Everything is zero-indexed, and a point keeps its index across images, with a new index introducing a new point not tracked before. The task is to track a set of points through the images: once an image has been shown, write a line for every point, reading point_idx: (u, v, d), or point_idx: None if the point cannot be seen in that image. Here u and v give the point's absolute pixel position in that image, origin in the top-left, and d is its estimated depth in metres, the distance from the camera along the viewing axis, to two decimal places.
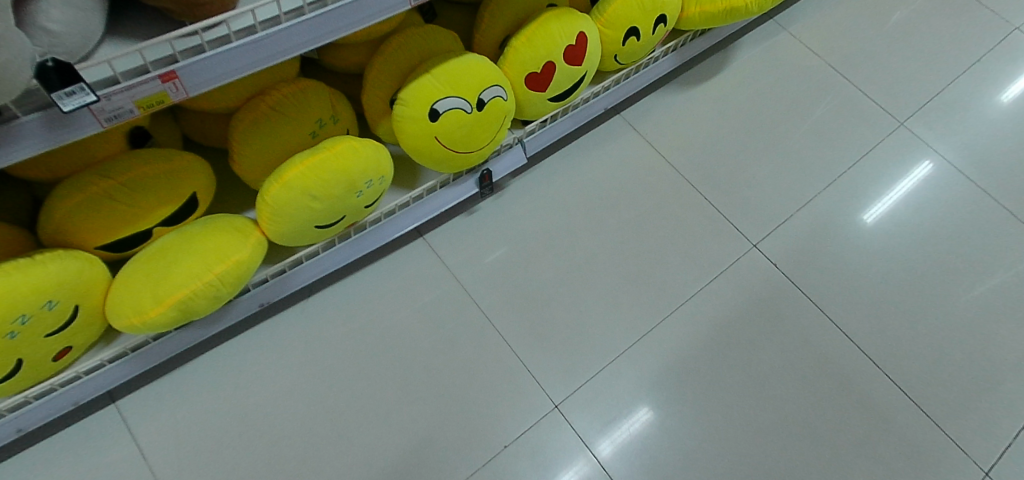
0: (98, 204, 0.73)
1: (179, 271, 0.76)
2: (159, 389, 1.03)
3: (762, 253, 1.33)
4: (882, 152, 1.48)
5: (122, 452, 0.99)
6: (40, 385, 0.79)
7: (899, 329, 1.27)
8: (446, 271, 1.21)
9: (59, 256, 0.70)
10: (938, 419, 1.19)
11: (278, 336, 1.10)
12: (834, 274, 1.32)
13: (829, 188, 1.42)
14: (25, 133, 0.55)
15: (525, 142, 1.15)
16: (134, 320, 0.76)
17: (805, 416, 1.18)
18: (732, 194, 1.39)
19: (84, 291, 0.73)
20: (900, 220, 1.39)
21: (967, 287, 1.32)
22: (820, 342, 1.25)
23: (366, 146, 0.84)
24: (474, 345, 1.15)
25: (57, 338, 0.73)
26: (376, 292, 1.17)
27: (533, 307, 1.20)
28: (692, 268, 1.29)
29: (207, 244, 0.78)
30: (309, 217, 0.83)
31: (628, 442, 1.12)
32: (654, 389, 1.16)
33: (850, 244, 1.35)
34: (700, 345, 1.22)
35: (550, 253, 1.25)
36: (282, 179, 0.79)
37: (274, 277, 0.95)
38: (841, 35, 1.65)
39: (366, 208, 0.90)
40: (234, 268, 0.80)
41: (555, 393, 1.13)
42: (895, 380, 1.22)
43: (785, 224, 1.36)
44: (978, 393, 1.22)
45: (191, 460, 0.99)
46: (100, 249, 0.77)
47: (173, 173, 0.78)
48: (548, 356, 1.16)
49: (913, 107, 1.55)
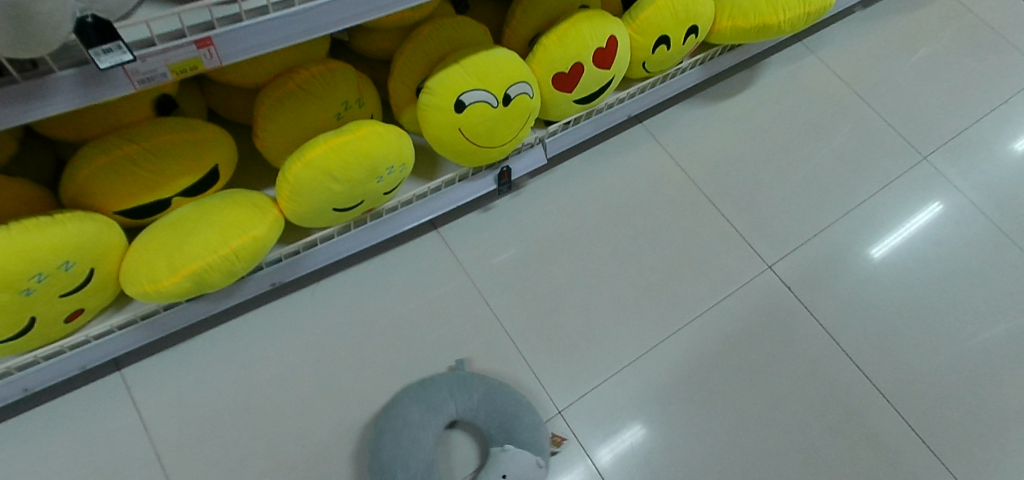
0: (122, 168, 0.72)
1: (196, 241, 0.74)
2: (164, 360, 1.03)
3: (776, 275, 1.31)
4: (903, 184, 1.46)
5: (124, 420, 0.98)
6: (49, 346, 0.79)
7: (910, 363, 1.25)
8: (458, 267, 1.20)
9: (79, 217, 0.68)
10: (945, 458, 1.17)
11: (285, 317, 1.09)
12: (846, 302, 1.30)
13: (847, 216, 1.40)
14: (58, 88, 0.55)
15: (546, 142, 1.15)
16: (148, 287, 0.74)
17: (810, 443, 1.16)
18: (750, 213, 1.37)
19: (101, 255, 0.71)
20: (916, 252, 1.37)
21: (982, 326, 1.30)
22: (831, 370, 1.23)
23: (391, 132, 0.83)
24: (483, 344, 1.13)
25: (71, 300, 0.73)
26: (387, 281, 1.16)
27: (544, 312, 1.19)
28: (706, 284, 1.28)
29: (226, 217, 0.77)
30: (329, 200, 0.82)
31: (628, 453, 1.10)
32: (657, 403, 1.15)
33: (864, 274, 1.34)
34: (707, 362, 1.20)
35: (562, 257, 1.24)
36: (304, 158, 0.78)
37: (287, 257, 0.94)
38: (867, 64, 1.63)
39: (385, 195, 0.90)
40: (251, 243, 0.78)
41: (559, 398, 1.12)
42: (904, 414, 1.21)
43: (801, 247, 1.35)
44: (988, 433, 1.20)
45: (191, 433, 0.99)
46: (119, 215, 0.75)
47: (198, 142, 0.77)
48: (554, 362, 1.15)
49: (937, 141, 1.53)
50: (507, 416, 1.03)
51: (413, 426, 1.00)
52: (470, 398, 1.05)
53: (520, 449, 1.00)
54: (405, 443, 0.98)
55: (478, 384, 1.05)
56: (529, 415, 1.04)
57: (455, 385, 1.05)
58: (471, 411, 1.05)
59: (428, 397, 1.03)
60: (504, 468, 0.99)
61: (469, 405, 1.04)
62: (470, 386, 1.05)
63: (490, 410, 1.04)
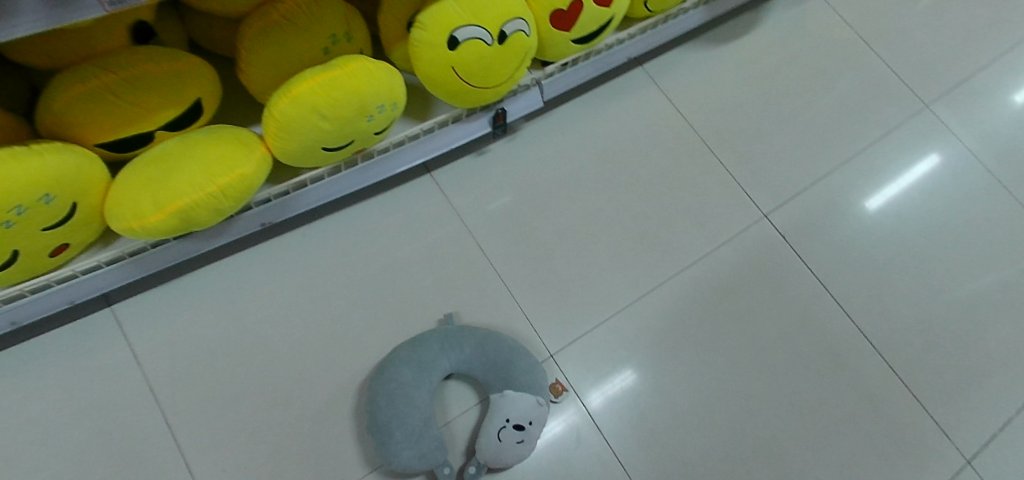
0: (99, 99, 0.70)
1: (181, 177, 0.73)
2: (155, 298, 1.03)
3: (771, 224, 1.31)
4: (904, 133, 1.44)
5: (116, 356, 0.99)
6: (36, 279, 0.79)
7: (900, 313, 1.27)
8: (452, 212, 1.18)
9: (58, 148, 0.67)
10: (928, 404, 1.20)
11: (277, 258, 1.09)
12: (840, 251, 1.30)
13: (846, 165, 1.38)
14: (24, 8, 0.53)
15: (542, 84, 1.12)
16: (134, 224, 0.73)
17: (797, 389, 1.18)
18: (749, 161, 1.36)
19: (83, 188, 0.70)
20: (913, 203, 1.36)
21: (973, 277, 1.31)
22: (821, 318, 1.24)
23: (381, 69, 0.80)
24: (476, 288, 1.13)
25: (55, 234, 0.72)
26: (379, 224, 1.14)
27: (538, 257, 1.18)
28: (701, 232, 1.27)
29: (211, 153, 0.75)
30: (318, 138, 0.80)
31: (618, 397, 1.12)
32: (648, 349, 1.16)
33: (860, 224, 1.33)
34: (698, 309, 1.21)
35: (557, 203, 1.23)
36: (291, 93, 0.76)
37: (277, 198, 0.94)
38: (876, 8, 1.58)
39: (376, 135, 0.87)
40: (238, 181, 0.77)
41: (551, 342, 1.13)
42: (890, 361, 1.23)
43: (798, 196, 1.34)
44: (970, 382, 1.23)
45: (185, 370, 1.00)
46: (100, 148, 0.74)
47: (179, 74, 0.74)
48: (547, 307, 1.15)
49: (941, 90, 1.49)
50: (501, 365, 1.02)
51: (407, 386, 0.98)
52: (461, 352, 1.03)
53: (519, 393, 1.01)
54: (404, 393, 0.97)
55: (469, 336, 1.04)
56: (524, 360, 1.04)
57: (445, 341, 1.03)
58: (465, 364, 1.04)
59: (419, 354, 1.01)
60: (507, 413, 1.00)
61: (462, 359, 1.03)
62: (462, 337, 1.04)
63: (484, 362, 1.03)
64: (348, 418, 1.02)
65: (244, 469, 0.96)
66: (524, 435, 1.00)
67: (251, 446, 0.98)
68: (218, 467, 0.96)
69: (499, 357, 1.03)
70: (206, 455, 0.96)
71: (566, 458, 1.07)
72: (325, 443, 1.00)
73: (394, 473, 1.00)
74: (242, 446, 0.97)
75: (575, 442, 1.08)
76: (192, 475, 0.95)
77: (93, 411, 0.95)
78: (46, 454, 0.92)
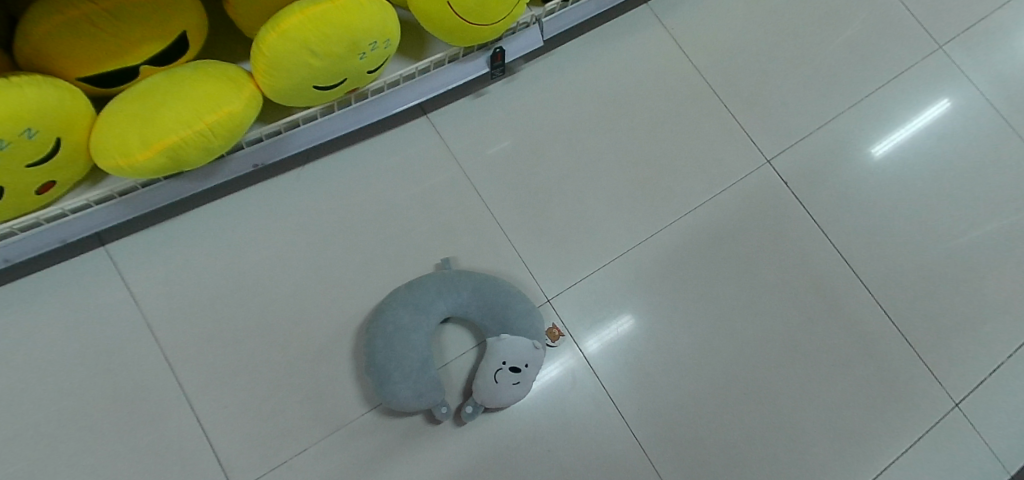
0: (80, 31, 0.68)
1: (168, 114, 0.72)
2: (150, 238, 1.02)
3: (774, 169, 1.29)
4: (915, 77, 1.40)
5: (115, 295, 0.99)
6: (26, 217, 0.79)
7: (899, 260, 1.27)
8: (449, 155, 1.16)
9: (38, 82, 0.66)
10: (919, 349, 1.23)
11: (272, 200, 1.08)
12: (842, 198, 1.29)
13: (853, 109, 1.35)
14: None
15: (543, 22, 1.08)
16: (122, 162, 0.73)
17: (792, 334, 1.19)
18: (754, 104, 1.32)
19: (66, 124, 0.70)
20: (919, 150, 1.34)
21: (974, 225, 1.31)
22: (819, 264, 1.24)
23: (373, 3, 0.77)
24: (473, 232, 1.13)
25: (40, 170, 0.72)
26: (375, 167, 1.13)
27: (536, 202, 1.17)
28: (702, 177, 1.25)
29: (198, 90, 0.74)
30: (309, 75, 0.78)
31: (614, 342, 1.13)
32: (646, 294, 1.17)
33: (864, 170, 1.31)
34: (697, 254, 1.21)
35: (557, 146, 1.21)
36: (280, 28, 0.73)
37: (269, 138, 0.92)
38: None
39: (369, 73, 0.85)
40: (227, 119, 0.76)
41: (549, 287, 1.13)
42: (885, 308, 1.24)
43: (802, 141, 1.32)
44: (962, 328, 1.25)
45: (184, 310, 1.00)
46: (82, 83, 0.73)
47: (162, 6, 0.71)
48: (545, 251, 1.15)
49: (957, 30, 1.44)
50: (498, 308, 1.02)
51: (405, 329, 0.98)
52: (459, 296, 1.03)
53: (516, 337, 1.01)
54: (402, 335, 0.98)
55: (466, 281, 1.04)
56: (521, 304, 1.04)
57: (443, 284, 1.03)
58: (462, 308, 1.04)
59: (417, 297, 1.01)
60: (503, 356, 1.00)
61: (459, 302, 1.03)
62: (460, 281, 1.03)
63: (481, 305, 1.03)
64: (347, 359, 1.03)
65: (246, 406, 0.99)
66: (520, 377, 1.01)
67: (252, 385, 0.99)
68: (220, 404, 0.98)
69: (497, 301, 1.03)
70: (208, 392, 0.98)
71: (561, 400, 1.09)
72: (324, 382, 1.02)
73: (392, 412, 1.02)
74: (243, 384, 0.99)
75: (570, 386, 1.10)
76: (195, 412, 0.97)
77: (94, 349, 0.97)
78: (50, 390, 0.94)
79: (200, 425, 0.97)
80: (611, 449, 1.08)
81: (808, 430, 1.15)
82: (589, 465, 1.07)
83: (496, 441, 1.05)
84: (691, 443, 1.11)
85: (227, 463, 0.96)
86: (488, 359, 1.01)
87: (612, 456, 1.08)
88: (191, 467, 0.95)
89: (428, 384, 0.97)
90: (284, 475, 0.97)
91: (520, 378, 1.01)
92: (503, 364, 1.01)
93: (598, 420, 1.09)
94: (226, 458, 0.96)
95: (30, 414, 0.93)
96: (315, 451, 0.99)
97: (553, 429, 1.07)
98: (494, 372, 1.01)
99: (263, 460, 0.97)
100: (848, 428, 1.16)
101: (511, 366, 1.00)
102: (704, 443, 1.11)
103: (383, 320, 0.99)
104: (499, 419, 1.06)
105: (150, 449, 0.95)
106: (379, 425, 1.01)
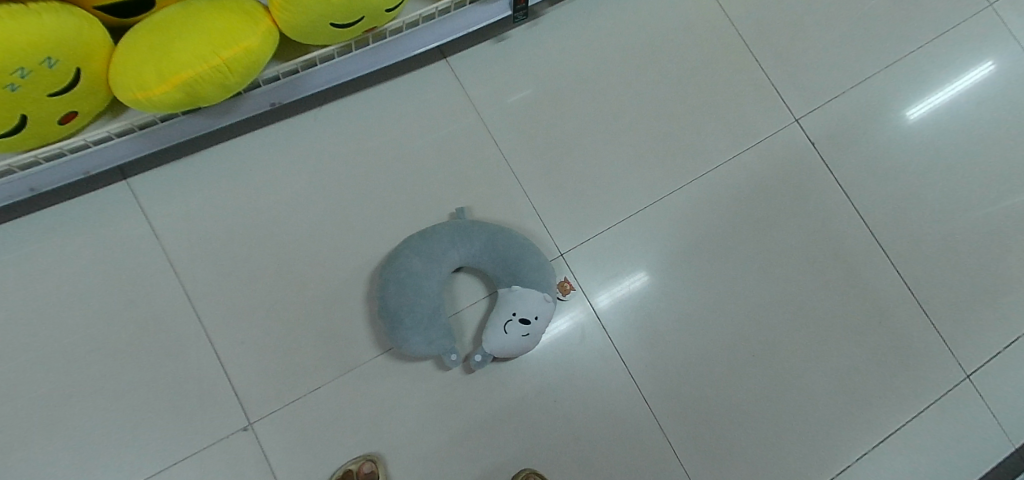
0: None
1: (184, 48, 0.72)
2: (169, 174, 1.04)
3: (801, 129, 1.25)
4: (960, 35, 1.33)
5: (135, 228, 1.02)
6: (50, 147, 0.81)
7: (922, 228, 1.24)
8: (467, 102, 1.14)
9: (56, 9, 0.66)
10: (935, 320, 1.21)
11: (288, 141, 1.08)
12: (869, 162, 1.26)
13: (890, 69, 1.30)
14: None
15: None
16: (139, 95, 0.74)
17: (806, 297, 1.19)
18: (786, 61, 1.28)
19: (85, 53, 0.71)
20: (957, 114, 1.29)
21: (1005, 195, 1.27)
22: (839, 228, 1.22)
23: None
24: (488, 182, 1.13)
25: (62, 100, 0.73)
26: (392, 111, 1.12)
27: (554, 154, 1.16)
28: (726, 135, 1.22)
29: (214, 23, 0.73)
30: (325, 11, 0.77)
31: (625, 299, 1.14)
32: (660, 253, 1.16)
33: (895, 133, 1.27)
34: (715, 214, 1.19)
35: (578, 97, 1.19)
36: None
37: (286, 77, 0.93)
38: None
39: (387, 12, 0.83)
40: (243, 55, 0.76)
41: (562, 241, 1.13)
42: (904, 276, 1.22)
43: (834, 101, 1.27)
44: (981, 300, 1.23)
45: (201, 247, 1.02)
46: (99, 12, 0.73)
47: None
48: (561, 204, 1.14)
49: None
50: (511, 260, 1.02)
51: (417, 277, 0.99)
52: (471, 246, 1.03)
53: (526, 289, 1.02)
54: (413, 284, 0.99)
55: (479, 232, 1.03)
56: (533, 258, 1.03)
57: (456, 234, 1.02)
58: (474, 259, 1.04)
59: (429, 247, 1.01)
60: (514, 308, 1.02)
61: (472, 253, 1.03)
62: (474, 232, 1.03)
63: (493, 257, 1.03)
64: (360, 303, 1.05)
65: (260, 344, 1.01)
66: (530, 329, 1.02)
67: (267, 324, 1.02)
68: (236, 340, 1.01)
69: (508, 255, 1.03)
70: (225, 327, 1.01)
71: (568, 355, 1.10)
72: (338, 324, 1.04)
73: (403, 356, 1.04)
74: (258, 322, 1.02)
75: (579, 340, 1.11)
76: (214, 346, 1.01)
77: (117, 280, 1.00)
78: (74, 318, 0.98)
79: (217, 359, 1.00)
80: (615, 402, 1.10)
81: (814, 393, 1.15)
82: (594, 417, 1.09)
83: (503, 389, 1.07)
84: (696, 401, 1.12)
85: (243, 396, 1.00)
86: (498, 311, 1.02)
87: (616, 409, 1.10)
88: (209, 397, 0.99)
89: (438, 332, 0.99)
90: (297, 411, 1.00)
91: (529, 331, 1.02)
92: (513, 317, 1.02)
93: (604, 373, 1.11)
94: (242, 391, 1.00)
95: (56, 340, 0.97)
96: (328, 389, 1.02)
97: (559, 380, 1.09)
98: (504, 325, 1.02)
99: (277, 396, 1.00)
100: (855, 393, 1.16)
101: (521, 319, 1.01)
102: (709, 401, 1.12)
103: (395, 267, 1.00)
104: (506, 368, 1.07)
105: (170, 379, 0.99)
106: (390, 368, 1.04)
